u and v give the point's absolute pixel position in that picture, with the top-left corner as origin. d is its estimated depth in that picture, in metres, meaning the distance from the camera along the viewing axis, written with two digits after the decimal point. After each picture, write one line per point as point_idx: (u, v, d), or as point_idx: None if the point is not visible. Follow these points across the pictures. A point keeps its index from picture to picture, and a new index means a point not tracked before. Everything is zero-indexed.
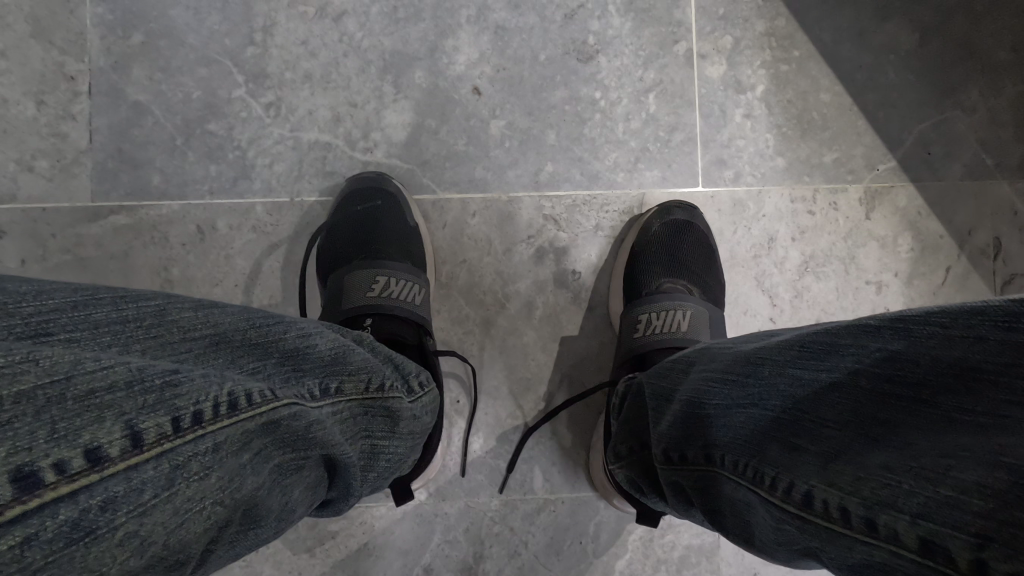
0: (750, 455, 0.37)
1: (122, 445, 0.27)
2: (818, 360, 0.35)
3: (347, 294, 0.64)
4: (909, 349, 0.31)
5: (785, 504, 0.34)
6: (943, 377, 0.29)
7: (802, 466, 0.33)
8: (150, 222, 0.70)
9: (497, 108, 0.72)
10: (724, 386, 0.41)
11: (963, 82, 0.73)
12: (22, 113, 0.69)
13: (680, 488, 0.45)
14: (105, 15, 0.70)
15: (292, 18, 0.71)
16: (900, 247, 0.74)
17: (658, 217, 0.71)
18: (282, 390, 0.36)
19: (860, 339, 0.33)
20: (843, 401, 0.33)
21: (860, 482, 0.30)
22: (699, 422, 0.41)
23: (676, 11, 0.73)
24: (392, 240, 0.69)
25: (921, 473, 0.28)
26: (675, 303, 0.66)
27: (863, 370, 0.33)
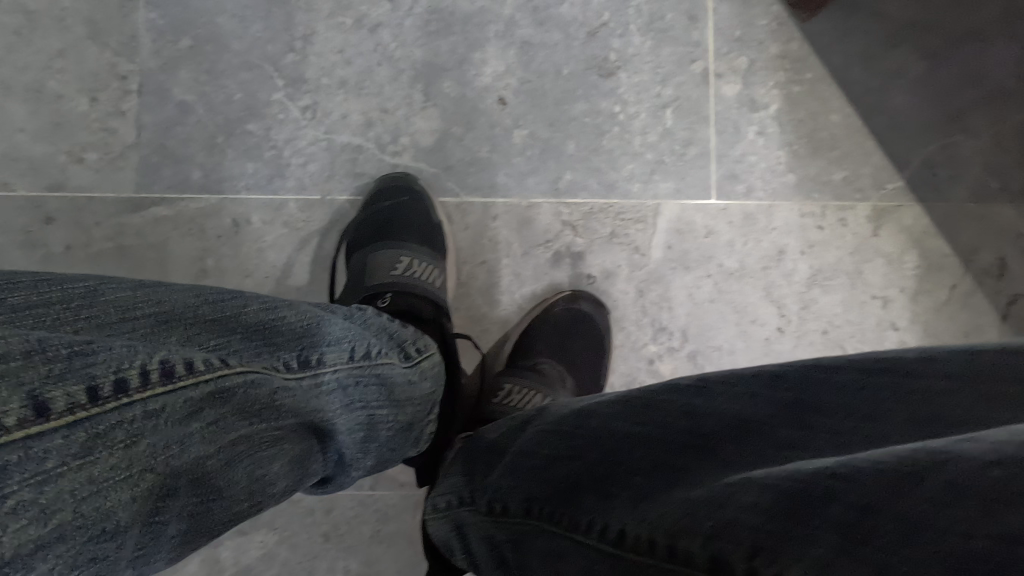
0: (567, 503, 0.35)
1: (22, 414, 0.28)
2: (635, 411, 0.37)
3: (373, 272, 0.68)
4: (708, 406, 0.35)
5: (602, 543, 0.32)
6: (731, 425, 0.34)
7: (614, 508, 0.33)
8: (189, 214, 0.73)
9: (521, 118, 0.75)
10: (552, 436, 0.40)
11: (969, 108, 0.76)
12: (75, 108, 0.73)
13: (495, 544, 0.40)
14: (157, 20, 0.74)
15: (330, 28, 0.75)
16: (906, 264, 0.76)
17: (565, 300, 0.74)
18: (241, 361, 0.39)
19: (677, 397, 0.37)
20: (650, 454, 0.35)
21: (669, 520, 0.30)
22: (529, 473, 0.39)
23: (694, 33, 0.77)
24: (414, 230, 0.71)
25: (713, 501, 0.29)
26: (552, 390, 0.71)
27: (668, 424, 0.36)
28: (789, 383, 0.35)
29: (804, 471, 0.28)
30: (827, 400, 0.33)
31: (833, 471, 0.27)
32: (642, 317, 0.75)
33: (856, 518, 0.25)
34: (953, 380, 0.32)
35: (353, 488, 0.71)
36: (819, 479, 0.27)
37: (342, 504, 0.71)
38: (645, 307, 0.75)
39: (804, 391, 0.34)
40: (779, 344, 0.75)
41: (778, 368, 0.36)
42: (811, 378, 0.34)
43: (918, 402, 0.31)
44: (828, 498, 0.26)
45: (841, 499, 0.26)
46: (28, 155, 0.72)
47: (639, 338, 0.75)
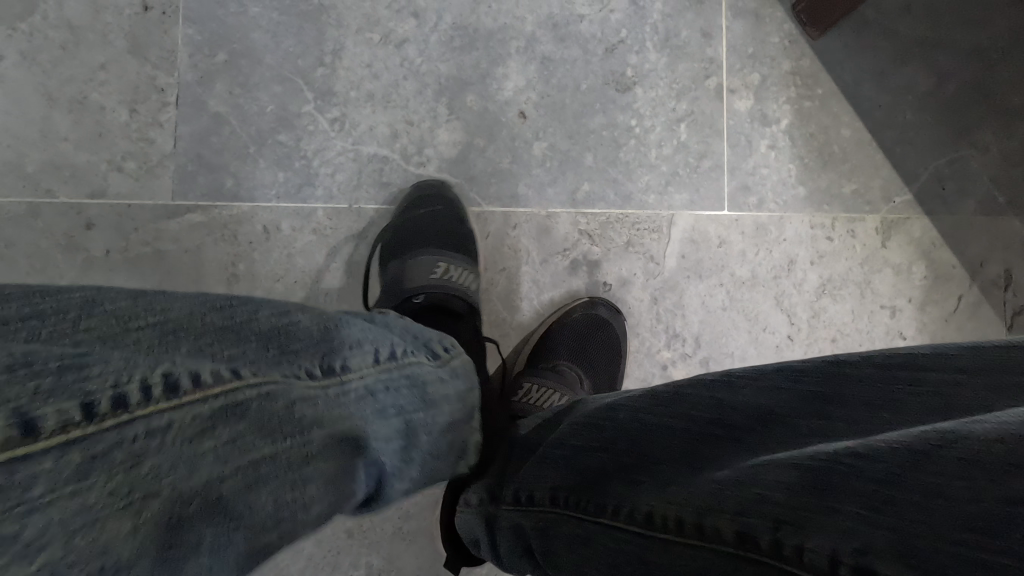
0: (591, 492, 0.39)
1: (10, 433, 0.26)
2: (665, 404, 0.40)
3: (412, 273, 0.75)
4: (732, 399, 0.38)
5: (629, 524, 0.35)
6: (753, 419, 0.36)
7: (639, 492, 0.36)
8: (222, 220, 0.77)
9: (541, 131, 0.78)
10: (583, 429, 0.43)
11: (977, 124, 0.79)
12: (116, 118, 0.77)
13: (522, 533, 0.43)
14: (195, 36, 0.78)
15: (359, 43, 0.78)
16: (914, 275, 0.78)
17: (584, 307, 0.76)
18: (254, 372, 0.35)
19: (703, 391, 0.40)
20: (677, 444, 0.38)
21: (695, 500, 0.33)
22: (558, 463, 0.42)
23: (709, 49, 0.79)
24: (453, 239, 0.77)
25: (739, 480, 0.32)
26: (571, 391, 0.74)
27: (696, 415, 0.39)
28: (814, 375, 0.37)
29: (829, 452, 0.31)
30: (852, 388, 0.35)
31: (856, 449, 0.30)
32: (657, 324, 0.78)
33: (874, 490, 0.28)
34: (972, 374, 0.33)
35: None
36: (844, 458, 0.30)
37: None
38: (660, 314, 0.78)
39: (827, 382, 0.36)
40: (789, 351, 0.78)
41: (804, 363, 0.38)
42: (836, 371, 0.36)
43: (932, 393, 0.33)
44: (849, 474, 0.29)
45: (860, 474, 0.29)
46: (70, 163, 0.76)
47: (653, 343, 0.77)
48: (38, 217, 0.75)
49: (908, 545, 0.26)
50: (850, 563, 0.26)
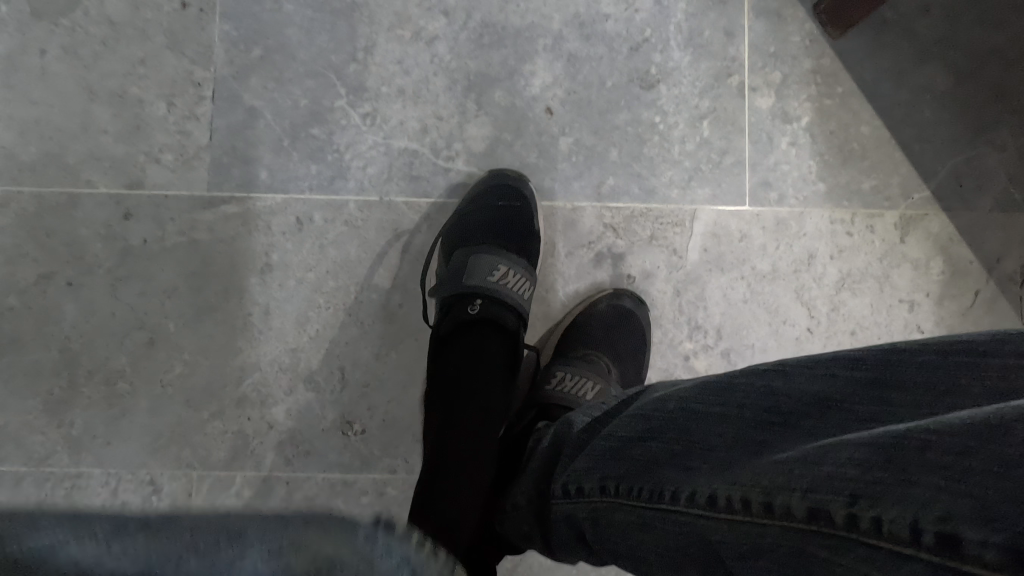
0: (648, 479, 0.41)
1: None
2: (716, 395, 0.42)
3: (472, 271, 0.76)
4: (785, 386, 0.40)
5: (690, 508, 0.38)
6: (809, 405, 0.38)
7: (698, 477, 0.39)
8: (256, 212, 0.79)
9: (567, 126, 0.80)
10: (633, 419, 0.46)
11: (994, 123, 0.80)
12: (154, 112, 0.79)
13: (574, 522, 0.46)
14: (231, 32, 0.80)
15: (390, 40, 0.80)
16: (932, 270, 0.80)
17: (609, 299, 0.78)
18: None
19: (755, 379, 0.42)
20: (730, 431, 0.40)
21: (760, 481, 0.35)
22: (610, 453, 0.45)
23: (731, 48, 0.81)
24: (513, 240, 0.79)
25: (808, 461, 0.34)
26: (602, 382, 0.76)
27: (748, 403, 0.40)
28: (869, 363, 0.38)
29: (896, 431, 0.32)
30: (908, 375, 0.36)
31: (928, 428, 0.31)
32: (680, 315, 0.79)
33: (951, 462, 0.29)
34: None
35: (406, 470, 0.78)
36: (914, 435, 0.31)
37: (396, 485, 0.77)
38: (682, 306, 0.79)
39: (882, 370, 0.37)
40: (809, 343, 0.79)
41: (859, 352, 0.39)
42: (892, 358, 0.38)
43: (988, 377, 0.34)
44: (919, 448, 0.31)
45: (934, 448, 0.30)
46: (110, 155, 0.78)
47: (676, 335, 0.79)
48: (78, 207, 0.77)
49: (988, 509, 0.27)
50: (933, 531, 0.28)
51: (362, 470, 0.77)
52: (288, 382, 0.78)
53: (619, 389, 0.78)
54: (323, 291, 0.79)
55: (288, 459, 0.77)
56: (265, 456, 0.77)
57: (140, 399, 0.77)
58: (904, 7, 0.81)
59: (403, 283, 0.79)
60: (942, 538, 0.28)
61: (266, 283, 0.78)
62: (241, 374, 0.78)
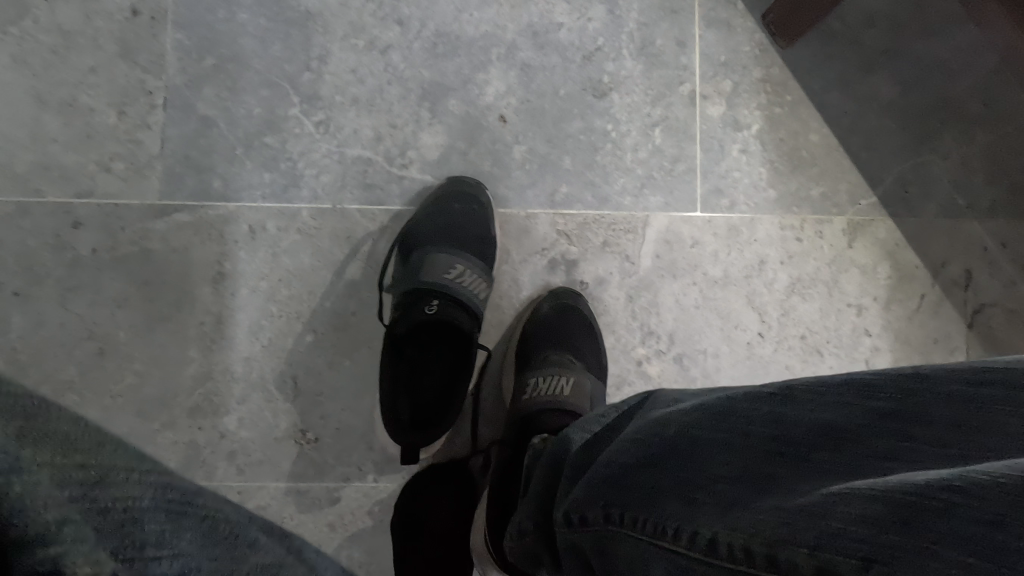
0: (650, 511, 0.40)
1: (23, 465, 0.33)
2: (723, 423, 0.41)
3: (428, 270, 0.75)
4: (795, 415, 0.39)
5: (692, 550, 0.36)
6: (820, 436, 0.37)
7: (699, 516, 0.37)
8: (209, 220, 0.79)
9: (521, 135, 0.81)
10: (634, 446, 0.45)
11: (938, 130, 0.82)
12: (105, 121, 0.79)
13: (578, 551, 0.45)
14: (184, 41, 0.80)
15: (344, 49, 0.81)
16: (879, 275, 0.81)
17: (550, 300, 0.78)
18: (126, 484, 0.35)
19: (762, 405, 0.41)
20: (737, 461, 0.39)
21: (765, 527, 0.33)
22: (609, 480, 0.43)
23: (683, 57, 0.82)
24: (469, 241, 0.78)
25: (814, 511, 0.32)
26: (564, 371, 0.75)
27: (755, 434, 0.39)
28: (885, 393, 0.37)
29: (916, 485, 0.30)
30: (925, 409, 0.35)
31: (945, 484, 0.29)
32: (633, 322, 0.80)
33: (972, 532, 0.27)
34: None
35: (360, 477, 0.78)
36: (933, 494, 0.29)
37: (349, 494, 0.78)
38: (635, 312, 0.80)
39: (899, 402, 0.36)
40: (760, 347, 0.80)
41: (872, 377, 0.38)
42: (906, 388, 0.37)
43: (1003, 412, 0.33)
44: (942, 511, 0.28)
45: (955, 513, 0.28)
46: (60, 164, 0.78)
47: (629, 340, 0.80)
48: (26, 216, 0.77)
49: None
50: None
51: (316, 478, 0.77)
52: (241, 392, 0.77)
53: (586, 371, 0.77)
54: (277, 299, 0.78)
55: (240, 468, 0.77)
56: (216, 466, 0.77)
57: (90, 410, 0.76)
58: (849, 18, 0.82)
59: (358, 291, 0.79)
60: None
61: (219, 292, 0.78)
62: (192, 384, 0.77)
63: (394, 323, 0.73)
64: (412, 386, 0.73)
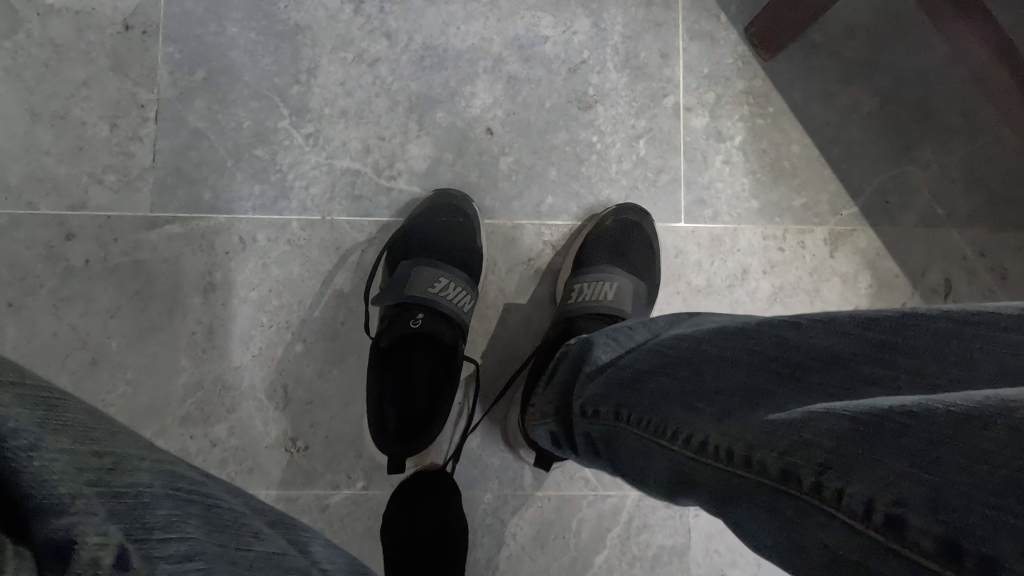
0: (655, 415, 0.44)
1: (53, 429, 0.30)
2: (730, 343, 0.42)
3: (413, 283, 0.76)
4: (798, 339, 0.39)
5: (685, 448, 0.41)
6: (815, 358, 0.37)
7: (699, 423, 0.40)
8: (200, 231, 0.80)
9: (507, 146, 0.82)
10: (651, 354, 0.47)
11: (918, 141, 0.83)
12: (97, 134, 0.80)
13: (590, 438, 0.51)
14: (175, 54, 0.81)
15: (333, 62, 0.82)
16: (860, 283, 0.83)
17: (614, 214, 0.81)
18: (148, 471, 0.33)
19: (770, 330, 0.41)
20: (737, 377, 0.40)
21: (747, 436, 0.36)
22: (623, 384, 0.47)
23: (667, 70, 0.84)
24: (455, 255, 0.80)
25: (792, 424, 0.34)
26: (607, 275, 0.78)
27: (761, 351, 0.40)
28: (883, 326, 0.36)
29: (882, 407, 0.31)
30: (920, 343, 0.34)
31: (908, 409, 0.30)
32: None
33: (921, 448, 0.29)
34: None
35: (349, 485, 0.79)
36: (893, 416, 0.30)
37: (338, 501, 0.79)
38: None
39: (897, 334, 0.35)
40: None
41: (881, 310, 0.37)
42: (907, 325, 0.35)
43: (1004, 352, 0.31)
44: (897, 429, 0.30)
45: (909, 433, 0.29)
46: (52, 176, 0.79)
47: None
48: (18, 227, 0.78)
49: (941, 501, 0.28)
50: (883, 512, 0.29)
51: (305, 486, 0.79)
52: (232, 401, 0.79)
53: (629, 274, 0.80)
54: (267, 309, 0.80)
55: (231, 476, 0.78)
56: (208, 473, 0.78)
57: None
58: (830, 30, 0.84)
59: (347, 300, 0.81)
60: (890, 520, 0.29)
61: (210, 302, 0.79)
62: (184, 393, 0.78)
63: (379, 337, 0.74)
64: (399, 395, 0.74)
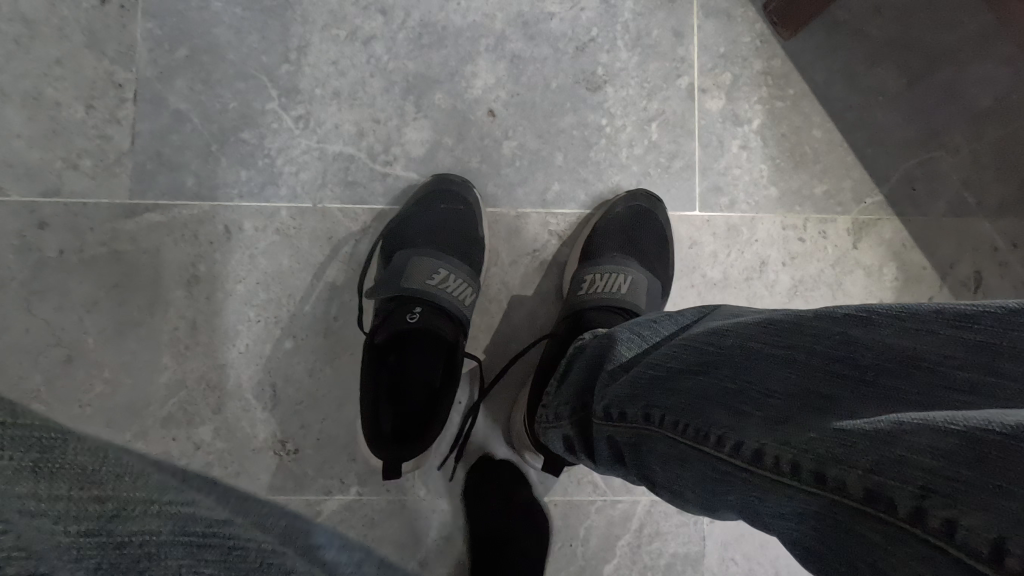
0: (697, 420, 0.39)
1: (66, 480, 0.35)
2: (782, 340, 0.37)
3: (410, 274, 0.71)
4: (866, 336, 0.34)
5: (736, 459, 0.36)
6: (889, 360, 0.32)
7: (750, 428, 0.36)
8: (182, 220, 0.75)
9: (510, 130, 0.77)
10: (686, 350, 0.43)
11: (947, 125, 0.78)
12: (72, 115, 0.74)
13: (617, 443, 0.46)
14: (155, 31, 0.76)
15: (325, 39, 0.77)
16: (885, 276, 0.78)
17: (624, 202, 0.76)
18: (156, 507, 0.35)
19: (831, 324, 0.36)
20: (791, 377, 0.36)
21: (817, 449, 0.31)
22: (657, 384, 0.42)
23: (680, 48, 0.78)
24: (456, 244, 0.75)
25: (880, 437, 0.29)
26: (619, 266, 0.73)
27: (818, 352, 0.35)
28: (983, 323, 0.30)
29: (1004, 425, 0.25)
30: None
31: None
32: None
33: None
34: None
35: (342, 490, 0.74)
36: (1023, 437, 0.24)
37: (331, 507, 0.74)
38: None
39: (1003, 334, 0.29)
40: None
41: (980, 302, 0.31)
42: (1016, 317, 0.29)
43: None
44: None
45: None
46: (24, 161, 0.73)
47: None
48: None
49: None
50: (1013, 557, 0.23)
51: (295, 492, 0.74)
52: (217, 401, 0.74)
53: (642, 266, 0.74)
54: (254, 303, 0.75)
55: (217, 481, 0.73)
56: None
57: (58, 420, 0.73)
58: (855, 7, 0.78)
59: (341, 294, 0.76)
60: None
61: (193, 296, 0.74)
62: (166, 393, 0.74)
63: (374, 332, 0.69)
64: (394, 395, 0.70)
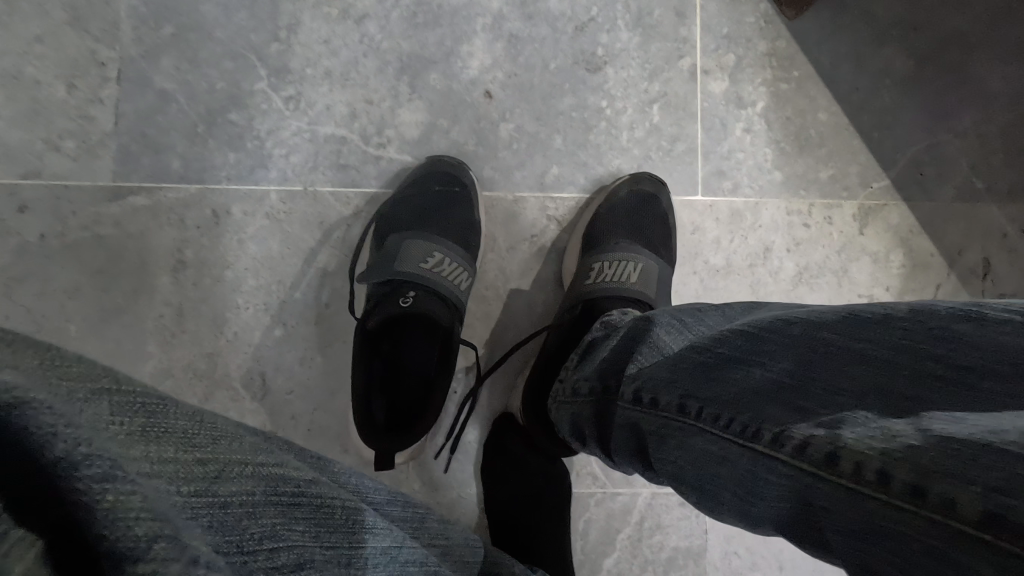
0: (750, 412, 0.37)
1: (143, 429, 0.26)
2: (870, 335, 0.36)
3: (405, 257, 0.69)
4: (971, 335, 0.33)
5: (796, 461, 0.33)
6: (998, 363, 0.31)
7: (811, 420, 0.34)
8: (168, 204, 0.72)
9: (508, 112, 0.75)
10: (743, 338, 0.40)
11: (957, 108, 0.76)
12: (53, 96, 0.72)
13: (636, 429, 0.44)
14: (139, 8, 0.73)
15: (316, 17, 0.74)
16: (891, 263, 0.76)
17: (627, 186, 0.74)
18: (253, 468, 0.29)
19: (928, 322, 0.34)
20: (870, 373, 0.35)
21: (913, 458, 0.28)
22: (709, 374, 0.40)
23: (683, 28, 0.76)
24: (452, 228, 0.73)
25: (1012, 454, 0.26)
26: (625, 255, 0.71)
27: (909, 348, 0.34)
28: None
29: None
30: None
31: None
32: None
33: None
34: None
35: None
36: None
37: None
38: None
39: None
40: None
41: None
42: None
43: None
44: None
45: None
46: (4, 143, 0.71)
47: None
48: None
49: None
50: None
51: None
52: (205, 390, 0.71)
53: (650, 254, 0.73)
54: (243, 290, 0.72)
55: None
56: None
57: None
58: None
59: (333, 280, 0.73)
60: None
61: (180, 282, 0.72)
62: (153, 382, 0.71)
63: (367, 317, 0.66)
64: (389, 382, 0.69)
